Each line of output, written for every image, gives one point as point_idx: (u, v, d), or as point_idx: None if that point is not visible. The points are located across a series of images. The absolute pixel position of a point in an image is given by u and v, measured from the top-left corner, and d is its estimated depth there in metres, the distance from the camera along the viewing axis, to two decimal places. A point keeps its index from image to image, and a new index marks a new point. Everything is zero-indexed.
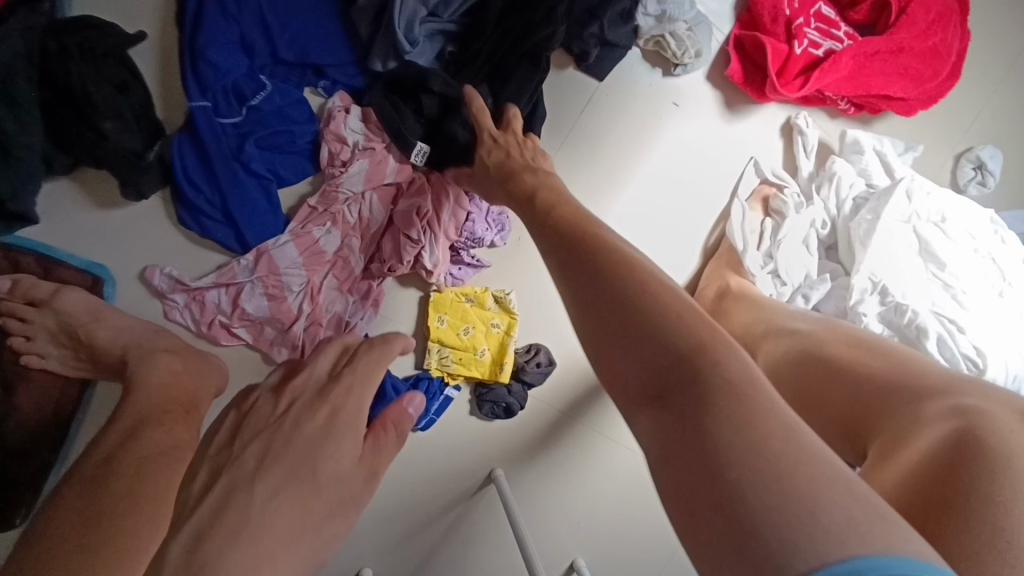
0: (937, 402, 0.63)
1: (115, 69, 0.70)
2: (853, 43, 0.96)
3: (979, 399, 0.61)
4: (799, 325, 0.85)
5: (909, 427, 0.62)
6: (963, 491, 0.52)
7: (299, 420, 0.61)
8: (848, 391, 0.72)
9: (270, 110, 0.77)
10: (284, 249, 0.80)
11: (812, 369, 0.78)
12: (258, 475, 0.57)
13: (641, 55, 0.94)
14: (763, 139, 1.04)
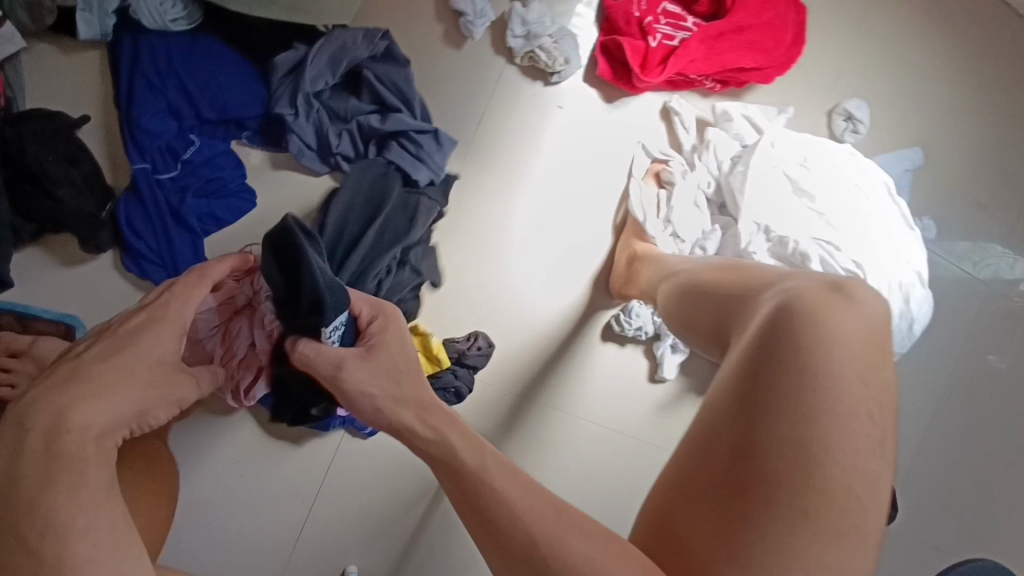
0: (768, 295, 0.76)
1: (64, 145, 0.85)
2: (699, 29, 1.12)
3: (797, 283, 0.74)
4: (686, 266, 0.96)
5: (748, 316, 0.75)
6: (781, 366, 0.67)
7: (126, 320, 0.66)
8: (712, 306, 0.84)
9: (201, 161, 0.91)
10: None
11: (688, 293, 0.90)
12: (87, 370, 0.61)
13: (520, 71, 1.09)
14: (646, 123, 1.18)
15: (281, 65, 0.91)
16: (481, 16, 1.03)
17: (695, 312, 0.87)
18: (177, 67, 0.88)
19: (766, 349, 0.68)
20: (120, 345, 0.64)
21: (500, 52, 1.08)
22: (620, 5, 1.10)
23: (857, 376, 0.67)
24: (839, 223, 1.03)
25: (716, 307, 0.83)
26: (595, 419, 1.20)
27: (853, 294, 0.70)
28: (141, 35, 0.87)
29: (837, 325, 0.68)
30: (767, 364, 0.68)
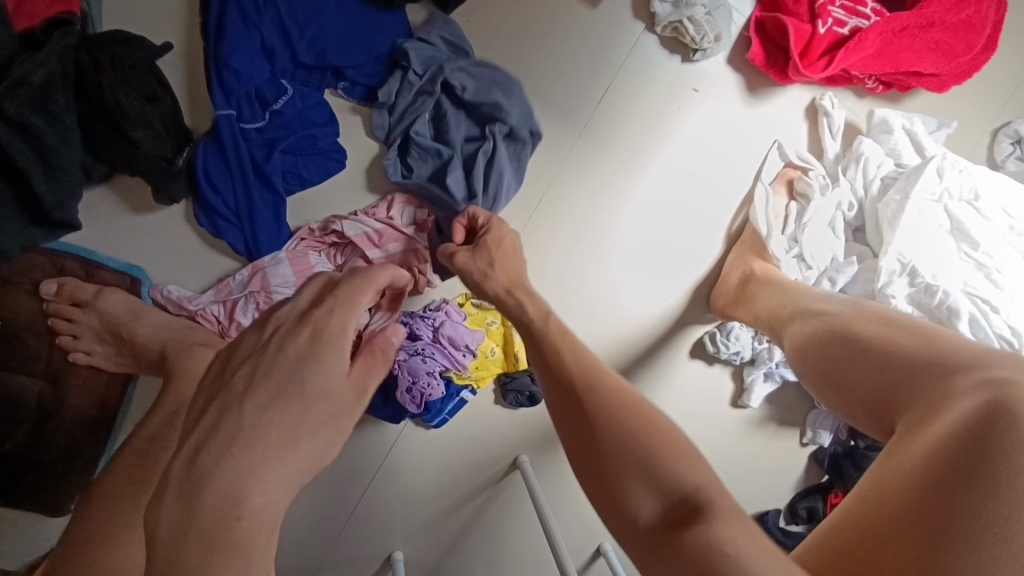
0: (967, 376, 0.61)
1: (143, 79, 0.73)
2: (880, 19, 0.92)
3: (1012, 371, 0.59)
4: (827, 308, 0.82)
5: (935, 401, 0.60)
6: (992, 464, 0.52)
7: (281, 343, 0.48)
8: (874, 369, 0.69)
9: (292, 114, 0.79)
10: (278, 267, 0.83)
11: (842, 349, 0.74)
12: (249, 394, 0.44)
13: (659, 41, 0.93)
14: (787, 121, 1.02)
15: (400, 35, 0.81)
16: None
17: (851, 373, 0.72)
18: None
19: (984, 424, 0.54)
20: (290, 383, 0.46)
21: (641, 17, 0.92)
22: None
23: None
24: (1002, 276, 0.90)
25: (880, 378, 0.68)
26: None
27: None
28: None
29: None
30: (967, 459, 0.53)
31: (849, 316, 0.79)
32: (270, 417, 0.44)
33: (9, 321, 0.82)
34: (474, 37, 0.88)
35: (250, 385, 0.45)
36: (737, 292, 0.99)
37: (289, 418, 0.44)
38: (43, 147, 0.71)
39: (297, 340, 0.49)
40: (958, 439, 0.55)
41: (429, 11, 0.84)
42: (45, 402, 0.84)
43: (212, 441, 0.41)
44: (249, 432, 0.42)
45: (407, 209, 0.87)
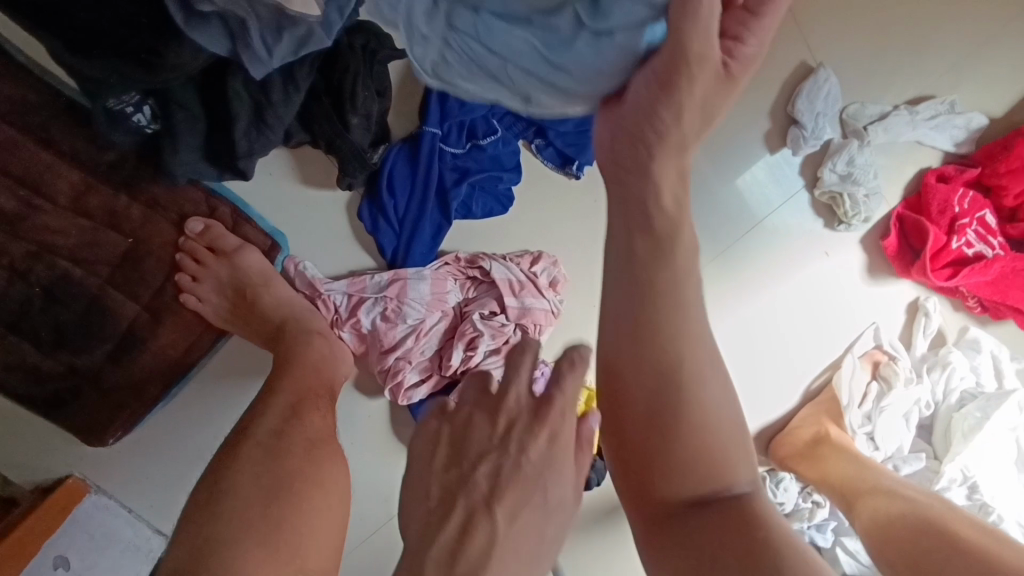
0: None
1: (381, 77, 0.76)
2: (1006, 254, 1.00)
3: None
4: (909, 492, 0.87)
5: None
6: None
7: (522, 444, 0.46)
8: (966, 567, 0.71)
9: (491, 153, 0.82)
10: (419, 283, 0.84)
11: (931, 539, 0.77)
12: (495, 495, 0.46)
13: (813, 203, 1.00)
14: (892, 310, 1.07)
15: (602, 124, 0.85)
16: (816, 136, 0.93)
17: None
18: None
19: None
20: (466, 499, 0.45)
21: (805, 177, 0.98)
22: (943, 190, 0.99)
23: None
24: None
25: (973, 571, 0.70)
26: None
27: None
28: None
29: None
30: None
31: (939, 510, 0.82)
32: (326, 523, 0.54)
33: (142, 242, 0.80)
34: None
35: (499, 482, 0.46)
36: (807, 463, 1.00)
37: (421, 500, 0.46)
38: (264, 99, 0.71)
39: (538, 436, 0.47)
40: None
41: None
42: (137, 330, 0.82)
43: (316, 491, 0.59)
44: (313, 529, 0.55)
45: (546, 267, 0.90)
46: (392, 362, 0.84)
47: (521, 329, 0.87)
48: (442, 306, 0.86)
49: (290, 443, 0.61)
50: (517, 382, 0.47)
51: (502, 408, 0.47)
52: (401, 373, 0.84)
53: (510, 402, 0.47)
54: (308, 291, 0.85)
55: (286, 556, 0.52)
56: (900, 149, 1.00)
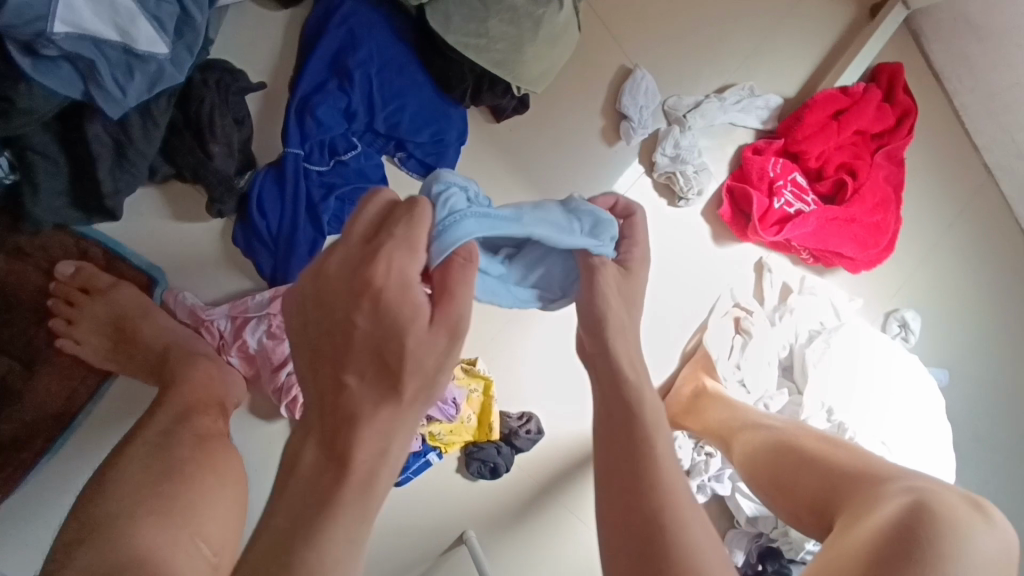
0: (893, 485, 0.73)
1: (238, 106, 0.82)
2: (818, 208, 1.19)
3: (927, 484, 0.72)
4: (775, 423, 0.96)
5: (869, 502, 0.72)
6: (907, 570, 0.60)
7: (356, 298, 0.45)
8: (822, 477, 0.81)
9: (353, 167, 0.89)
10: None
11: (784, 457, 0.88)
12: (345, 365, 0.45)
13: (653, 185, 1.14)
14: (740, 271, 1.23)
15: (457, 126, 0.94)
16: (643, 127, 1.08)
17: (798, 483, 0.83)
18: (371, 75, 0.87)
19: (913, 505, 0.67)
20: (340, 417, 0.45)
21: (642, 162, 1.12)
22: (758, 161, 1.16)
23: None
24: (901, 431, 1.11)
25: (824, 479, 0.81)
26: None
27: (991, 518, 0.68)
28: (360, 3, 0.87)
29: (982, 540, 0.64)
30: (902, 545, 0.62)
31: (797, 433, 0.92)
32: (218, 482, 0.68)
33: (10, 293, 0.80)
34: (513, 143, 1.04)
35: (347, 349, 0.45)
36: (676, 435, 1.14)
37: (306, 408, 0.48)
38: (124, 137, 0.76)
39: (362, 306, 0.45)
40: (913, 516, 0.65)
41: (484, 114, 1.00)
42: (13, 383, 0.80)
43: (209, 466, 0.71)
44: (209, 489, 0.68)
45: None
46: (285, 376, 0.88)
47: None
48: None
49: (177, 440, 0.71)
50: (393, 251, 0.46)
51: (371, 271, 0.45)
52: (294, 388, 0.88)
53: (380, 266, 0.45)
54: (190, 321, 0.87)
55: (181, 520, 0.64)
56: (718, 132, 1.18)
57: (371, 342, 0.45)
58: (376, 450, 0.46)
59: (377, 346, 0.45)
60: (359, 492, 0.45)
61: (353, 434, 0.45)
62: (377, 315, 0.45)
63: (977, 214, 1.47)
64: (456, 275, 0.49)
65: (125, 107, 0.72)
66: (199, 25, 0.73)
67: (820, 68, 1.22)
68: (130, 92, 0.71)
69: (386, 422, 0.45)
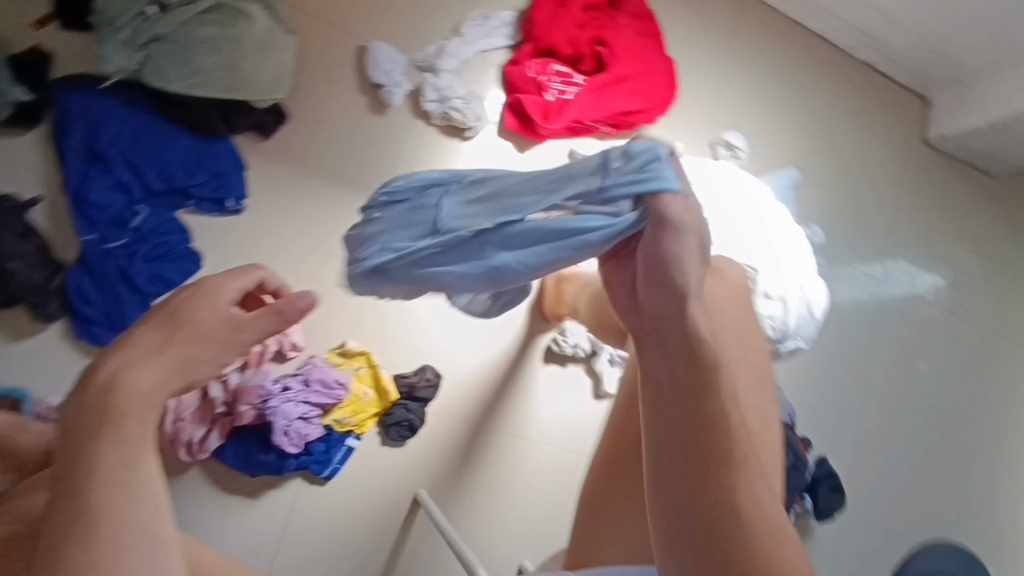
0: None
1: (17, 223, 0.91)
2: (587, 83, 1.30)
3: None
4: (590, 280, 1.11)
5: None
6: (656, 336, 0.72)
7: (171, 300, 0.65)
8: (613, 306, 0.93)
9: (149, 228, 0.99)
10: None
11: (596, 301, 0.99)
12: (143, 330, 0.63)
13: (439, 130, 1.24)
14: (556, 166, 1.33)
15: (225, 156, 1.04)
16: (398, 86, 1.20)
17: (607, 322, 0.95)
18: (124, 148, 0.97)
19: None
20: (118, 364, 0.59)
21: (418, 116, 1.22)
22: (516, 69, 1.28)
23: (725, 323, 0.72)
24: (743, 229, 1.19)
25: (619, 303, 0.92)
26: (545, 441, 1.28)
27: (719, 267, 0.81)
28: (88, 97, 0.97)
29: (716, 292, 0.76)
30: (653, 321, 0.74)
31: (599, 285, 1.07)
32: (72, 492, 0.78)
33: None
34: (294, 151, 1.14)
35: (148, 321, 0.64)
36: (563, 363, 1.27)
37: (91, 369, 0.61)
38: None
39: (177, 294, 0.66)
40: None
41: (253, 138, 1.10)
42: None
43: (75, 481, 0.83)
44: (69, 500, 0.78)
45: None
46: (169, 425, 0.97)
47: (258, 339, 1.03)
48: None
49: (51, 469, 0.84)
50: (211, 279, 0.68)
51: (194, 288, 0.66)
52: (184, 430, 0.98)
53: (206, 285, 0.67)
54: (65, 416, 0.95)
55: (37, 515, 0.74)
56: (474, 63, 1.29)
57: (168, 322, 0.63)
58: (118, 386, 0.58)
59: (170, 320, 0.63)
60: (108, 419, 0.56)
61: (132, 372, 0.59)
62: (183, 299, 0.65)
63: (750, 27, 1.59)
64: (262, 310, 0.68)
65: None
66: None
67: None
68: None
69: (161, 368, 0.61)
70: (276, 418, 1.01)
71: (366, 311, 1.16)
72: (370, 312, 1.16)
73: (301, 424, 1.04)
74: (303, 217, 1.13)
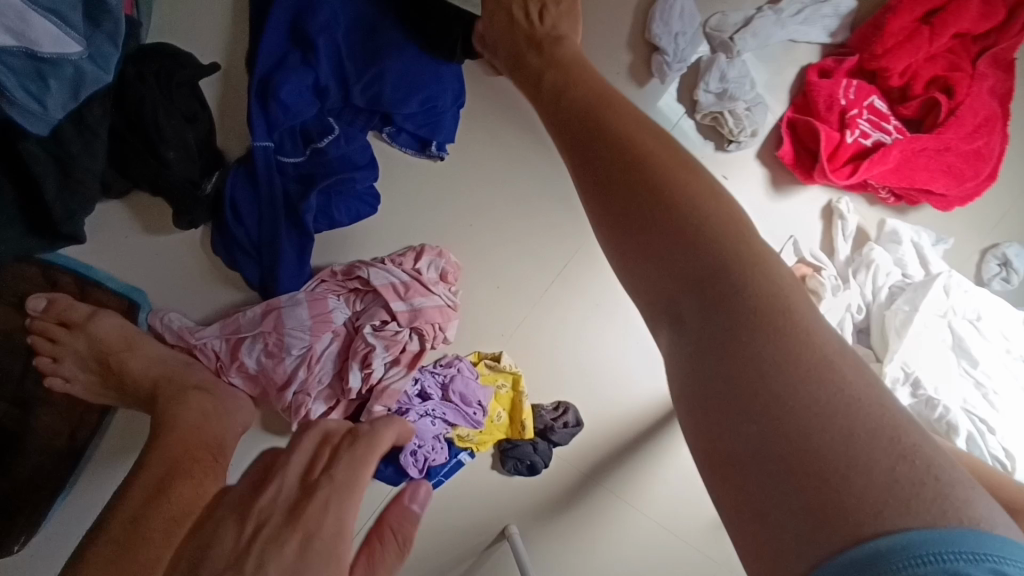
0: None
1: (186, 100, 0.69)
2: (902, 137, 0.97)
3: None
4: None
5: None
6: None
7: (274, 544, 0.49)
8: None
9: (335, 154, 0.76)
10: (295, 309, 0.79)
11: None
12: None
13: (698, 128, 0.94)
14: (804, 218, 1.04)
15: (450, 89, 0.78)
16: (680, 61, 0.88)
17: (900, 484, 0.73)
18: (339, 40, 0.73)
19: (585, 111, 0.62)
20: None
21: (683, 102, 0.93)
22: (827, 85, 0.95)
23: None
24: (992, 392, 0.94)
25: None
26: (657, 519, 1.08)
27: None
28: None
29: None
30: None
31: None
32: None
33: None
34: (523, 99, 0.87)
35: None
36: (572, 4, 0.76)
37: None
38: (63, 155, 0.65)
39: (289, 545, 0.49)
40: (612, 152, 0.57)
41: (484, 70, 0.84)
42: (9, 428, 0.75)
43: None
44: None
45: (434, 260, 0.85)
46: (290, 398, 0.80)
47: (418, 333, 0.83)
48: (326, 330, 0.81)
49: None
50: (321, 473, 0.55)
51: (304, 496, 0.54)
52: (303, 406, 0.80)
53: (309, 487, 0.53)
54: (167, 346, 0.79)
55: None
56: (775, 52, 0.96)
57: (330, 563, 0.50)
58: None
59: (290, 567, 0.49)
60: None
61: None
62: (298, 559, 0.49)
63: None
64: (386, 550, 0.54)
65: (54, 121, 0.62)
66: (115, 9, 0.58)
67: None
68: (60, 104, 0.61)
69: None
70: (409, 433, 0.86)
71: (533, 318, 0.96)
72: (535, 323, 0.95)
73: (433, 447, 0.88)
74: (503, 188, 0.90)
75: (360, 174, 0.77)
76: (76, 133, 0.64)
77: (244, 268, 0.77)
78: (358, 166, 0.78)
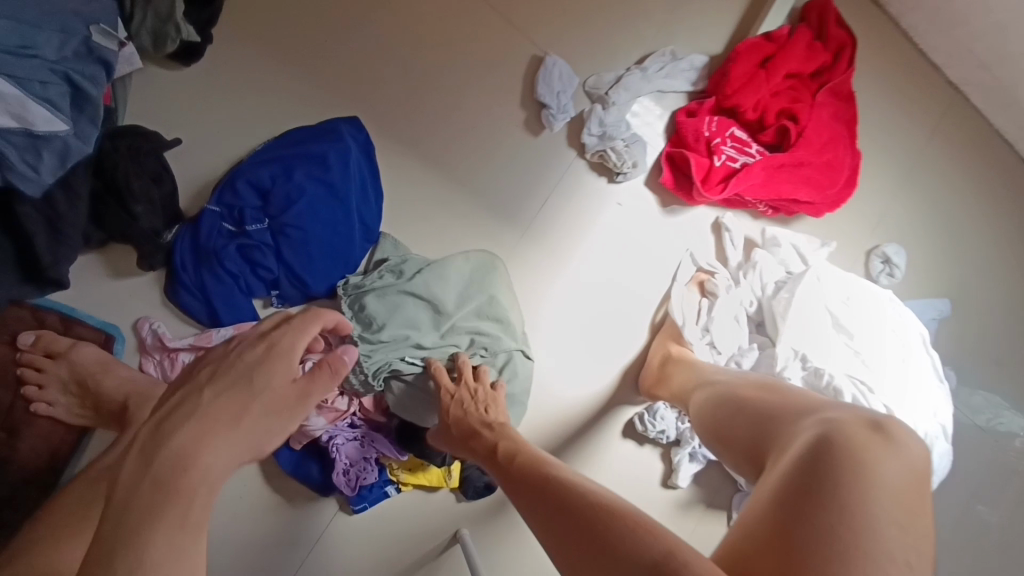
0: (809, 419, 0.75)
1: (151, 165, 0.87)
2: (763, 157, 1.15)
3: (839, 413, 0.74)
4: (722, 376, 0.98)
5: (785, 439, 0.74)
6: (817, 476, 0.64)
7: (240, 350, 0.60)
8: (751, 422, 0.82)
9: (254, 241, 0.91)
10: None
11: (726, 411, 0.88)
12: (210, 382, 0.56)
13: (589, 165, 1.13)
14: (696, 234, 1.21)
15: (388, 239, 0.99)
16: (563, 112, 1.09)
17: (730, 431, 0.85)
18: (292, 155, 0.92)
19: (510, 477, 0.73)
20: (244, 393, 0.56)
21: (573, 145, 1.12)
22: (691, 122, 1.14)
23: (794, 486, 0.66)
24: (868, 355, 1.07)
25: (751, 424, 0.82)
26: None
27: (896, 437, 0.69)
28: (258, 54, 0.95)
29: (883, 466, 0.64)
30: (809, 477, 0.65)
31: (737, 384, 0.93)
32: (220, 402, 0.55)
33: None
34: (437, 151, 1.05)
35: (214, 376, 0.57)
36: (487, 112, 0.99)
37: (235, 402, 0.55)
38: (52, 212, 0.81)
39: (257, 348, 0.60)
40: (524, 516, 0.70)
41: (403, 131, 1.03)
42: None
43: (175, 412, 0.53)
44: (206, 408, 0.54)
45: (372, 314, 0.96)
46: None
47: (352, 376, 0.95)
48: None
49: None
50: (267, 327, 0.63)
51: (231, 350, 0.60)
52: None
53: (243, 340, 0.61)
54: (145, 352, 0.93)
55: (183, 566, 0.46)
56: (646, 103, 1.16)
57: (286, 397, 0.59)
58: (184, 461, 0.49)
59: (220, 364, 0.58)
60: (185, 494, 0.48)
61: (203, 455, 0.51)
62: (261, 362, 0.59)
63: (951, 130, 1.39)
64: (322, 379, 0.63)
65: (44, 184, 0.78)
66: (94, 98, 0.78)
67: (747, 11, 1.19)
68: (48, 170, 0.77)
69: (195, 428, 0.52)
70: (336, 454, 0.95)
71: None
72: None
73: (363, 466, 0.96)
74: (427, 225, 1.05)
75: (274, 257, 0.92)
76: (62, 194, 0.81)
77: (184, 299, 0.91)
78: (269, 254, 0.92)
